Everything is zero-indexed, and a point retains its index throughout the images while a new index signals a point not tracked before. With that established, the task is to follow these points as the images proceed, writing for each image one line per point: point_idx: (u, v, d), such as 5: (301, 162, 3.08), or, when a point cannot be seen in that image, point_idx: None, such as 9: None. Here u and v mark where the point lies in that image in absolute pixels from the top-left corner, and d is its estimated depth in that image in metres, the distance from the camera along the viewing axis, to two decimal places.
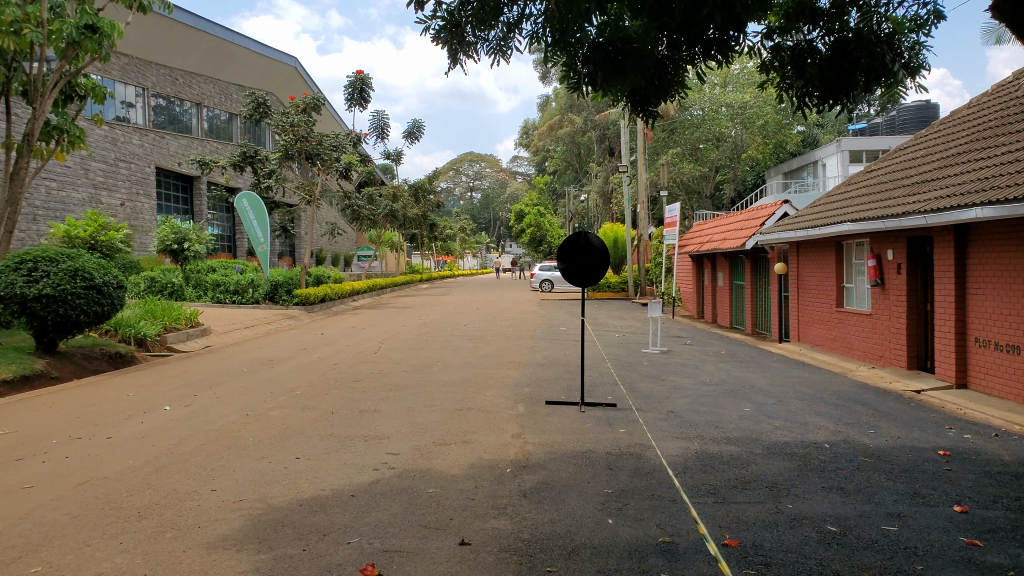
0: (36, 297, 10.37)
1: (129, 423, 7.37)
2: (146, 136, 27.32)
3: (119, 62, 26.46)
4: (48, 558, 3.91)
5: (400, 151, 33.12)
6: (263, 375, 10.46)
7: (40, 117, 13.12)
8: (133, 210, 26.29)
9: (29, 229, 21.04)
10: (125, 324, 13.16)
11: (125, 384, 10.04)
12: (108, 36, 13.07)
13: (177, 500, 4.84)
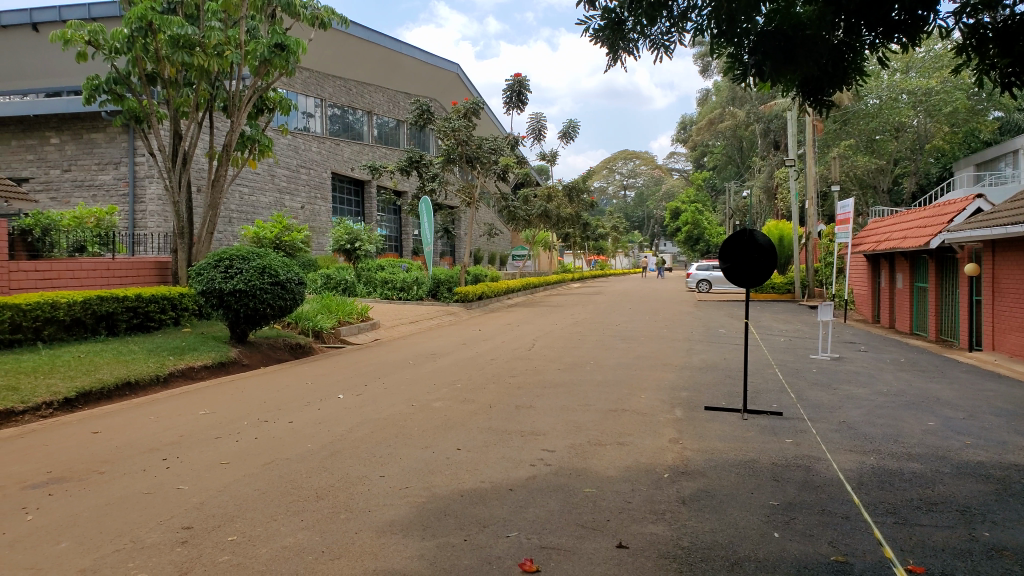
0: (231, 291, 11.42)
1: (307, 409, 7.92)
2: (323, 144, 29.27)
3: (301, 75, 28.50)
4: (240, 528, 4.26)
5: (557, 152, 33.33)
6: (426, 368, 10.88)
7: (235, 129, 14.42)
8: (311, 212, 28.23)
9: (226, 231, 23.15)
10: (304, 317, 14.18)
11: (302, 372, 10.80)
12: (294, 53, 13.90)
13: (349, 483, 5.14)
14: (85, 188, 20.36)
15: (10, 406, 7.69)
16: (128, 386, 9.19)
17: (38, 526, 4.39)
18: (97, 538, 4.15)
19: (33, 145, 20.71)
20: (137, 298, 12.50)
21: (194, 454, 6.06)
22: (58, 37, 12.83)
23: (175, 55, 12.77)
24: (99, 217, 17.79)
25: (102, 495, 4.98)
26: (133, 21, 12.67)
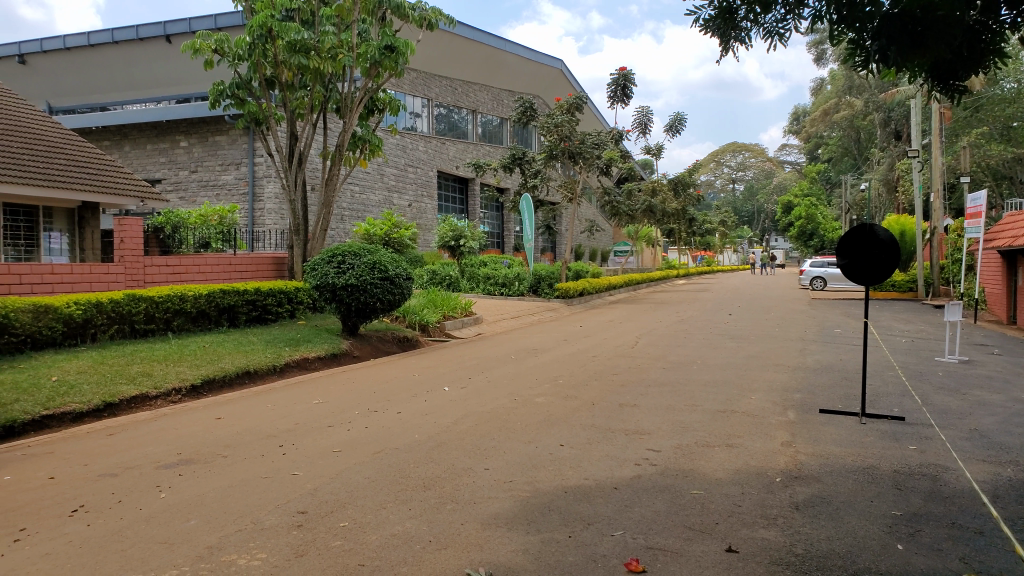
0: (343, 286, 11.87)
1: (414, 400, 8.11)
2: (429, 143, 29.91)
3: (409, 76, 29.19)
4: (352, 515, 4.41)
5: (662, 146, 32.74)
6: (528, 364, 10.93)
7: (348, 130, 14.93)
8: (417, 210, 28.89)
9: (338, 228, 24.05)
10: (411, 311, 14.56)
11: (409, 365, 11.07)
12: (404, 54, 14.18)
13: (455, 475, 5.23)
14: (210, 188, 21.61)
15: (143, 391, 8.25)
16: (248, 375, 9.68)
17: (169, 504, 4.69)
18: (222, 517, 4.39)
19: (165, 148, 22.18)
20: (256, 291, 13.15)
21: (309, 442, 6.32)
22: (188, 46, 13.68)
23: (292, 60, 13.35)
24: (222, 215, 18.84)
25: (225, 477, 5.27)
26: (255, 29, 13.36)
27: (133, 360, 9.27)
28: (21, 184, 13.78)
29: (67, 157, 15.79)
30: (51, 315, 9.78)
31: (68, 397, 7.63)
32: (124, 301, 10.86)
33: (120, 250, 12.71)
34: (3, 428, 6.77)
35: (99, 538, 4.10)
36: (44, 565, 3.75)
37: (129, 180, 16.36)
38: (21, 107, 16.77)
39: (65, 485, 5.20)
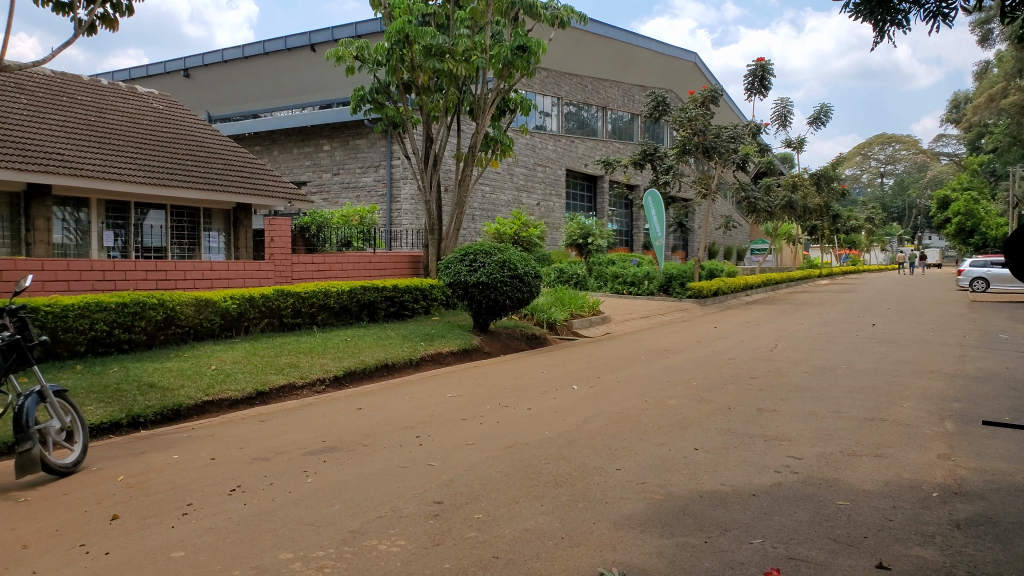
0: (474, 283, 12.12)
1: (544, 398, 8.15)
2: (559, 141, 30.00)
3: (540, 75, 29.36)
4: (486, 507, 4.49)
5: (803, 139, 31.24)
6: (659, 364, 10.73)
7: (480, 130, 15.21)
8: (546, 209, 29.06)
9: (469, 227, 24.62)
10: (539, 309, 14.67)
11: (538, 362, 11.15)
12: (536, 54, 14.25)
13: (587, 473, 5.21)
14: (350, 190, 22.65)
15: (291, 380, 8.77)
16: (386, 368, 10.07)
17: (316, 488, 4.96)
18: (364, 504, 4.59)
19: (310, 152, 23.48)
20: (393, 288, 13.66)
21: (443, 434, 6.49)
22: (332, 54, 14.42)
23: (428, 63, 13.79)
24: (361, 215, 19.72)
25: (366, 465, 5.51)
26: (393, 35, 13.89)
27: (282, 352, 9.87)
28: (185, 188, 14.99)
29: (224, 162, 17.02)
30: (211, 308, 10.57)
31: (225, 384, 8.24)
32: (274, 296, 11.58)
33: (271, 248, 13.53)
34: (170, 411, 7.39)
35: (255, 517, 4.40)
36: (207, 538, 4.07)
37: (279, 183, 17.42)
38: (185, 118, 18.25)
39: (224, 466, 5.62)
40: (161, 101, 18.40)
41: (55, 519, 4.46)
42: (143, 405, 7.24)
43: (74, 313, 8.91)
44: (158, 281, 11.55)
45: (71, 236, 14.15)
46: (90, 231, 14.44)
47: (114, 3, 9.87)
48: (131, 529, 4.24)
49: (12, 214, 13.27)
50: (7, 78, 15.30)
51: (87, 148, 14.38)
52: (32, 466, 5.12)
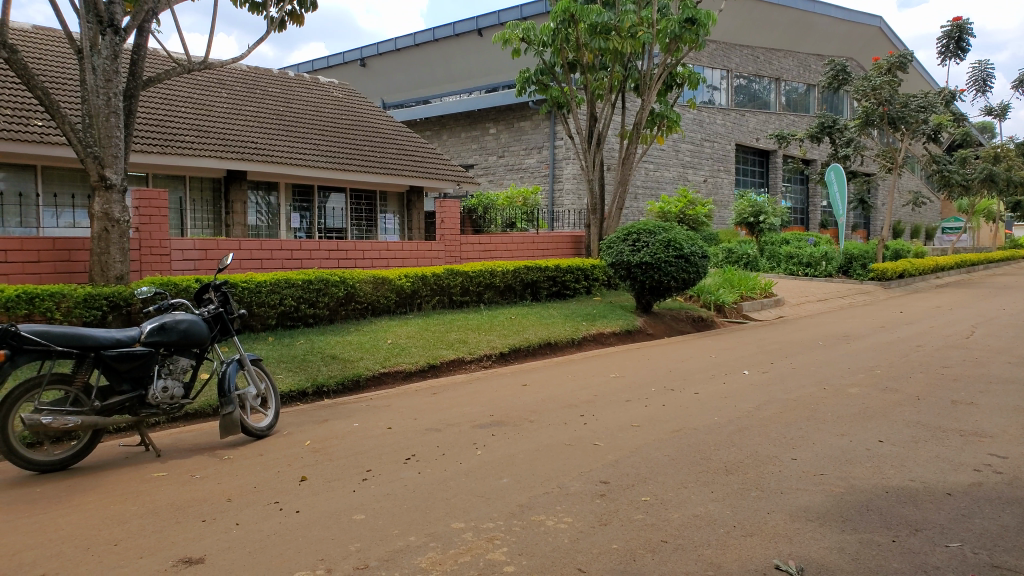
0: (637, 263, 11.98)
1: (712, 382, 7.90)
2: (728, 116, 28.79)
3: (708, 48, 28.23)
4: (653, 490, 4.42)
5: (1007, 105, 27.99)
6: (838, 350, 10.06)
7: (645, 108, 14.90)
8: (714, 185, 28.02)
9: (632, 206, 24.30)
10: (706, 291, 14.30)
11: (704, 345, 10.81)
12: (705, 26, 13.78)
13: (759, 461, 4.98)
14: (516, 171, 22.98)
15: (460, 355, 9.08)
16: (550, 347, 10.17)
17: (485, 461, 5.10)
18: (532, 478, 4.67)
19: (477, 135, 24.06)
20: (557, 268, 13.75)
21: (608, 415, 6.45)
22: (500, 38, 14.63)
23: (593, 42, 13.70)
24: (525, 196, 19.99)
25: (532, 441, 5.60)
26: (559, 15, 13.91)
27: (451, 328, 10.24)
28: (363, 172, 15.86)
29: (398, 147, 17.84)
30: (387, 286, 11.15)
31: (400, 357, 8.67)
32: (444, 275, 12.02)
33: (442, 229, 14.00)
34: (351, 381, 7.87)
35: (429, 486, 4.60)
36: (385, 504, 4.29)
37: (447, 166, 18.00)
38: (363, 105, 19.28)
39: (399, 435, 5.91)
40: (342, 91, 19.58)
41: (253, 478, 4.89)
42: (327, 375, 7.78)
43: (267, 289, 9.72)
44: (340, 259, 12.33)
45: (263, 218, 15.43)
46: (280, 214, 15.67)
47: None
48: (318, 491, 4.56)
49: (214, 198, 14.66)
50: (210, 76, 16.88)
51: (277, 137, 15.57)
52: (233, 428, 5.63)
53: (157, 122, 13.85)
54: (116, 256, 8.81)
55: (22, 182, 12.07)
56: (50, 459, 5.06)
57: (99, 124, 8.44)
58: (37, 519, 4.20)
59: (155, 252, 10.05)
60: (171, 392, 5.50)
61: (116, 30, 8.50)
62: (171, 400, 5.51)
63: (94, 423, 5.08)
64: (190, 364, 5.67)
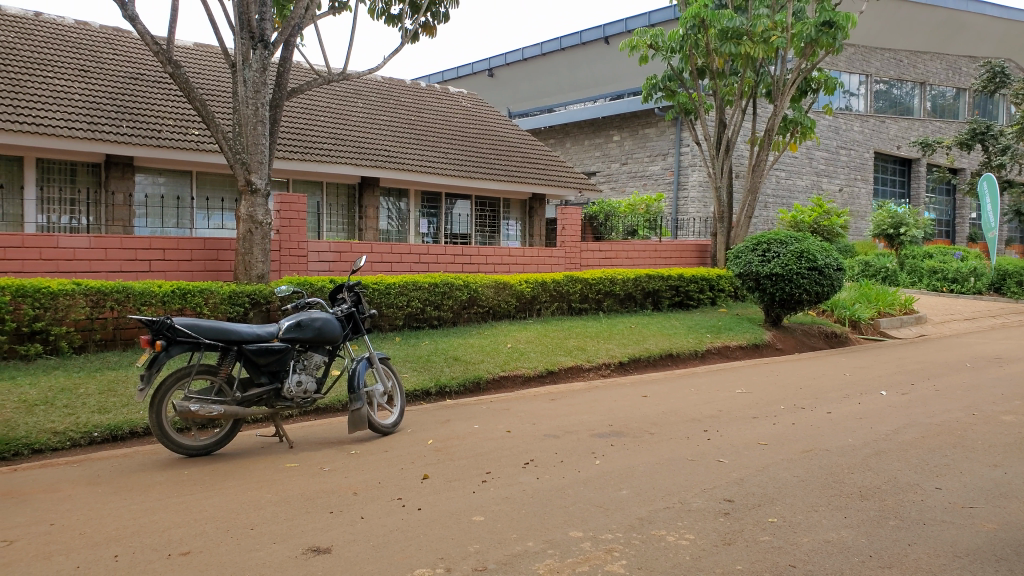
0: (767, 274, 11.54)
1: (845, 401, 7.46)
2: (866, 122, 27.26)
3: (845, 52, 26.80)
4: (780, 511, 4.22)
5: None
6: (990, 374, 9.27)
7: (777, 114, 14.32)
8: (850, 195, 26.60)
9: (762, 215, 23.48)
10: (841, 305, 13.57)
11: (836, 363, 10.24)
12: (844, 28, 13.11)
13: (899, 489, 4.66)
14: (639, 179, 22.70)
15: (579, 363, 9.04)
16: (671, 358, 9.94)
17: (604, 471, 5.04)
18: (652, 492, 4.57)
19: (600, 142, 23.93)
20: (680, 277, 13.45)
21: (733, 431, 6.23)
22: (627, 45, 14.48)
23: (724, 47, 13.34)
24: (649, 204, 19.70)
25: (652, 454, 5.49)
26: (688, 20, 13.66)
27: (570, 335, 10.22)
28: (487, 179, 16.12)
29: (522, 155, 18.04)
30: (508, 291, 11.29)
31: (519, 362, 8.74)
32: (563, 281, 12.04)
33: (563, 236, 14.00)
34: (472, 383, 8.00)
35: (547, 492, 4.59)
36: (504, 507, 4.32)
37: (570, 173, 18.00)
38: (489, 114, 19.64)
39: (518, 440, 5.95)
40: (470, 101, 20.05)
41: (378, 473, 5.06)
42: (449, 376, 7.95)
43: (395, 291, 10.05)
44: (464, 264, 12.59)
45: (394, 223, 15.96)
46: (409, 219, 16.17)
47: (434, 12, 10.88)
48: (440, 490, 4.66)
49: (349, 203, 15.31)
50: (348, 86, 17.70)
51: (408, 145, 16.10)
52: (361, 423, 5.84)
53: (299, 131, 14.66)
54: (258, 257, 9.36)
55: (180, 186, 13.07)
56: (197, 444, 5.43)
57: (247, 133, 9.01)
58: (184, 499, 4.51)
59: (294, 253, 10.62)
60: (304, 386, 5.76)
61: (266, 45, 9.01)
62: (304, 394, 5.76)
63: (235, 413, 5.41)
64: (323, 361, 5.93)
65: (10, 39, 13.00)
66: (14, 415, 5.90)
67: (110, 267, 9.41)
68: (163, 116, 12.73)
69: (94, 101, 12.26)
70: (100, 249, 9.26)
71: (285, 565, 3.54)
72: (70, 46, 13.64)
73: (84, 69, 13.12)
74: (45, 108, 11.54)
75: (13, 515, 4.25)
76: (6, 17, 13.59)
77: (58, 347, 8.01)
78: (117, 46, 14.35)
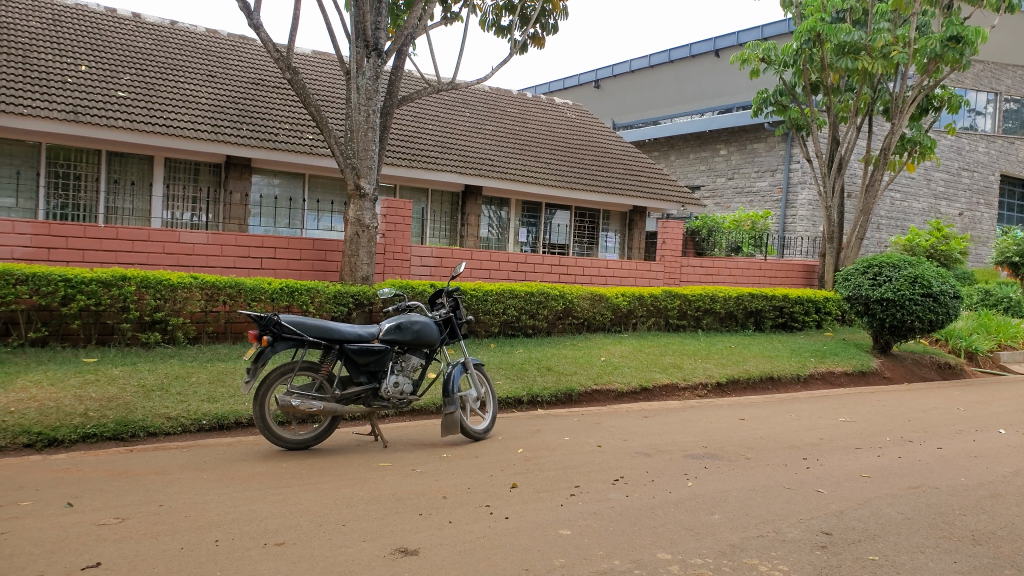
0: (877, 299, 10.98)
1: (959, 438, 6.99)
2: (994, 143, 25.54)
3: (973, 68, 25.04)
4: (883, 550, 3.98)
5: None
6: None
7: (894, 133, 13.62)
8: (972, 219, 25.01)
9: (873, 237, 22.44)
10: (957, 335, 12.77)
11: (951, 396, 9.61)
12: (973, 43, 12.37)
13: (1017, 536, 4.31)
14: (744, 194, 22.10)
15: (674, 381, 8.84)
16: (772, 381, 9.58)
17: (696, 494, 4.90)
18: (745, 519, 4.41)
19: (706, 156, 23.41)
20: (784, 297, 12.96)
21: (835, 461, 5.94)
22: (737, 58, 14.08)
23: (840, 62, 12.81)
24: (755, 220, 19.19)
25: (748, 479, 5.29)
26: (803, 34, 13.18)
27: (666, 352, 10.03)
28: (589, 191, 16.06)
29: (625, 167, 17.89)
30: (604, 303, 11.19)
31: (612, 376, 8.64)
32: (662, 297, 11.84)
33: (663, 250, 13.76)
34: (564, 395, 7.96)
35: (636, 511, 4.50)
36: (591, 522, 4.27)
37: (674, 187, 17.70)
38: (594, 126, 19.59)
39: (608, 455, 5.87)
40: (575, 112, 20.07)
41: (467, 478, 5.09)
42: (541, 386, 7.93)
43: (493, 298, 10.14)
44: (559, 274, 12.55)
45: (494, 231, 16.16)
46: (509, 228, 16.32)
47: (543, 23, 10.97)
48: (527, 500, 4.64)
49: (452, 210, 15.59)
50: (456, 96, 18.05)
51: (512, 155, 16.25)
52: (454, 427, 5.91)
53: (408, 139, 15.05)
54: (363, 259, 9.65)
55: (293, 188, 13.63)
56: (296, 438, 5.63)
57: (358, 139, 9.32)
58: (282, 491, 4.68)
59: (398, 257, 10.87)
60: (400, 387, 5.88)
61: (379, 53, 9.28)
62: (400, 395, 5.89)
63: (333, 410, 5.57)
64: (419, 363, 6.03)
65: (148, 46, 13.96)
66: (133, 399, 6.29)
67: (225, 263, 9.90)
68: (281, 121, 13.34)
69: (218, 106, 12.97)
70: (217, 245, 9.76)
71: (374, 563, 3.61)
72: (200, 53, 14.49)
73: (211, 75, 13.91)
74: (175, 111, 12.29)
75: (128, 493, 4.53)
76: (145, 25, 14.59)
77: (175, 337, 8.49)
78: (242, 53, 15.15)
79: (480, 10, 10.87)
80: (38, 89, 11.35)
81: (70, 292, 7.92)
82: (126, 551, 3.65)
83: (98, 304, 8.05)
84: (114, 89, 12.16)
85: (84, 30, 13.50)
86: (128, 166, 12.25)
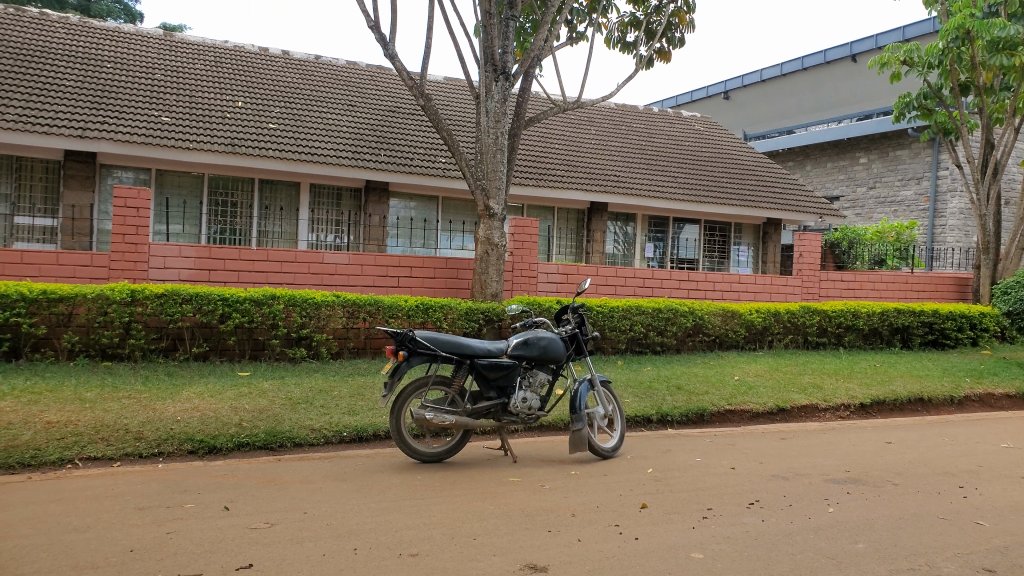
0: None
1: None
2: None
3: None
4: None
5: None
6: None
7: None
8: None
9: None
10: None
11: None
12: None
13: None
14: (888, 204, 20.83)
15: (814, 402, 8.40)
16: (922, 403, 8.92)
17: (839, 520, 4.64)
18: (894, 550, 4.12)
19: (845, 165, 22.24)
20: (935, 313, 12.07)
21: (999, 491, 5.44)
22: (875, 63, 13.29)
23: (994, 59, 11.87)
24: (900, 231, 18.05)
25: (896, 507, 4.95)
26: (949, 33, 12.23)
27: (805, 371, 9.57)
28: (719, 205, 15.65)
29: (759, 179, 17.30)
30: (736, 320, 10.86)
31: (746, 396, 8.32)
32: (800, 313, 11.34)
33: (800, 264, 13.18)
34: (695, 414, 7.75)
35: (773, 536, 4.31)
36: (724, 546, 4.13)
37: (812, 198, 16.94)
38: (724, 137, 19.12)
39: (743, 478, 5.65)
40: (703, 124, 19.66)
41: (595, 497, 5.05)
42: (671, 405, 7.76)
43: (620, 315, 10.05)
44: (689, 290, 12.29)
45: (620, 247, 16.01)
46: (635, 243, 16.13)
47: (669, 37, 10.84)
48: (657, 521, 4.55)
49: (578, 227, 15.61)
50: (582, 114, 18.14)
51: (639, 170, 16.12)
52: (582, 445, 5.88)
53: (535, 158, 15.25)
54: (493, 277, 9.83)
55: (427, 210, 14.12)
56: (430, 451, 5.78)
57: (488, 160, 9.53)
58: (415, 503, 4.82)
59: (526, 274, 11.02)
60: (529, 403, 5.94)
61: (507, 76, 9.45)
62: (529, 410, 5.94)
63: (465, 423, 5.69)
64: (546, 379, 6.06)
65: (296, 80, 14.94)
66: (282, 411, 6.69)
67: (364, 282, 10.35)
68: (415, 146, 13.84)
69: (358, 133, 13.65)
70: (357, 265, 10.25)
71: None
72: (342, 85, 15.33)
73: (352, 105, 14.67)
74: (319, 140, 13.05)
75: (276, 500, 4.81)
76: (293, 62, 15.60)
77: (319, 352, 8.95)
78: (379, 83, 15.90)
79: (604, 28, 10.88)
80: (201, 125, 12.38)
81: (227, 311, 8.54)
82: (274, 554, 3.87)
83: (251, 321, 8.63)
84: (266, 122, 13.07)
85: (241, 70, 14.61)
86: (278, 193, 13.08)
